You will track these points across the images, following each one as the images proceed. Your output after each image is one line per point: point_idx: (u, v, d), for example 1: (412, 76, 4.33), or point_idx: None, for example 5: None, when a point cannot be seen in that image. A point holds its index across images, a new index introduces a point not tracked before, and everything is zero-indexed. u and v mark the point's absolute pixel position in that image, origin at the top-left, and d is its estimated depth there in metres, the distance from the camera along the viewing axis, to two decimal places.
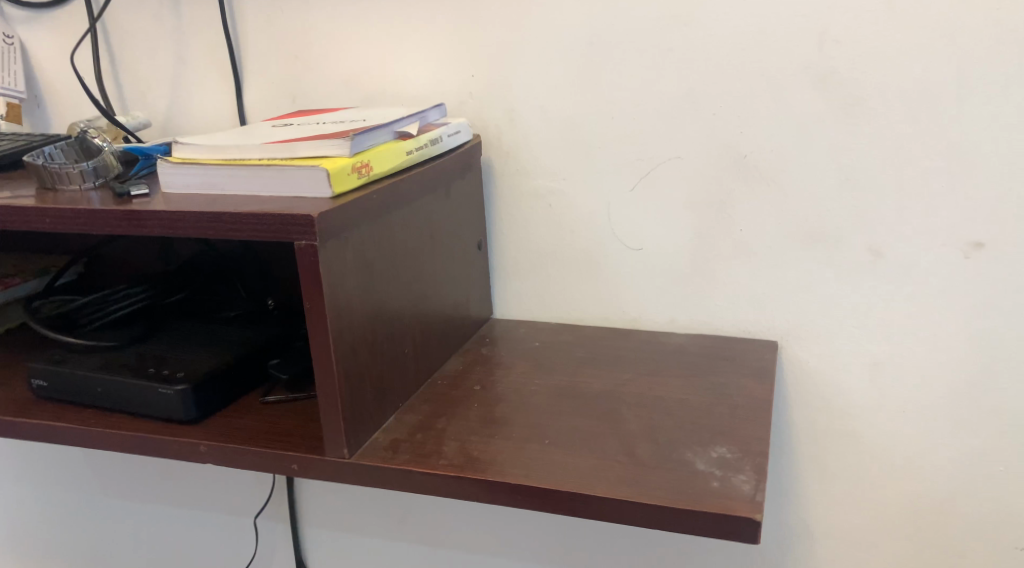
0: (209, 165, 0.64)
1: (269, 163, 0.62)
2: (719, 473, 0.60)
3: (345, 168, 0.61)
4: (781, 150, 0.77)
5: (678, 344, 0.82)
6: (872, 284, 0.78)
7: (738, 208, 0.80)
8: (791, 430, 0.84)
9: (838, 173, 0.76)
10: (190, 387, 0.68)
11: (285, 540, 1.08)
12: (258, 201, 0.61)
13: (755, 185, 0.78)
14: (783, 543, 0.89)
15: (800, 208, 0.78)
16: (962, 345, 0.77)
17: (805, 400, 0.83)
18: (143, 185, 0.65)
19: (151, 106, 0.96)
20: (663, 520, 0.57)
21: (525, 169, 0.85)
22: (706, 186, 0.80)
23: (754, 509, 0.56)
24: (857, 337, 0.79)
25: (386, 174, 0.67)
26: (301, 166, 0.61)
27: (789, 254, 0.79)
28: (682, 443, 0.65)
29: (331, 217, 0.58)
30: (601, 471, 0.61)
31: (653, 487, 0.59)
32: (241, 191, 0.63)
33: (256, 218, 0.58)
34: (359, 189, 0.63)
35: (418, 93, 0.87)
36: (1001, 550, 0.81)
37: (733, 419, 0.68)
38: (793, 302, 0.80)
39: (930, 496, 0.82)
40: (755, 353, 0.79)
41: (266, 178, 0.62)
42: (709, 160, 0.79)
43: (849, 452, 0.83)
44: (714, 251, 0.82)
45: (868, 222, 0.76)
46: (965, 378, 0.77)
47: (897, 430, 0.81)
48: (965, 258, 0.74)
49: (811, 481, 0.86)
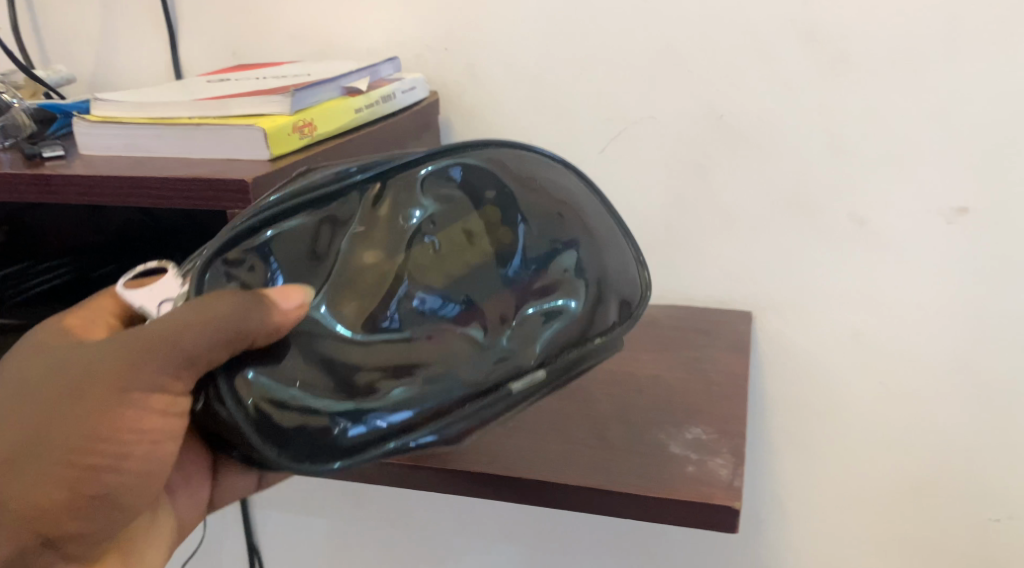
0: (133, 124, 0.57)
1: (199, 122, 0.55)
2: (696, 457, 0.57)
3: (285, 127, 0.55)
4: (760, 111, 0.72)
5: (649, 317, 0.78)
6: (854, 251, 0.74)
7: (714, 173, 0.75)
8: (765, 403, 0.81)
9: (822, 135, 0.71)
10: None
11: (238, 523, 1.03)
12: (189, 164, 0.55)
13: (732, 146, 0.74)
14: (755, 518, 0.86)
15: (780, 172, 0.73)
16: (944, 315, 0.73)
17: (780, 372, 0.80)
18: (59, 146, 0.59)
19: (78, 59, 0.88)
20: (636, 509, 0.53)
21: (488, 131, 0.80)
22: (680, 150, 0.75)
23: (733, 496, 0.53)
24: (835, 307, 0.76)
25: (333, 134, 0.61)
26: (235, 125, 0.54)
27: (767, 221, 0.75)
28: (656, 424, 0.60)
29: (267, 182, 0.52)
30: (570, 456, 0.57)
31: (625, 474, 0.55)
32: (169, 153, 0.57)
33: (186, 183, 0.52)
34: (302, 151, 0.57)
35: (371, 47, 0.80)
36: (977, 522, 0.79)
37: (709, 396, 0.64)
38: (770, 272, 0.77)
39: (907, 469, 0.79)
40: (729, 325, 0.75)
41: (197, 138, 0.56)
42: (684, 121, 0.74)
43: (823, 427, 0.80)
44: (688, 218, 0.77)
45: (852, 187, 0.72)
46: (946, 350, 0.74)
47: (876, 403, 0.78)
48: (949, 224, 0.71)
49: (784, 455, 0.83)
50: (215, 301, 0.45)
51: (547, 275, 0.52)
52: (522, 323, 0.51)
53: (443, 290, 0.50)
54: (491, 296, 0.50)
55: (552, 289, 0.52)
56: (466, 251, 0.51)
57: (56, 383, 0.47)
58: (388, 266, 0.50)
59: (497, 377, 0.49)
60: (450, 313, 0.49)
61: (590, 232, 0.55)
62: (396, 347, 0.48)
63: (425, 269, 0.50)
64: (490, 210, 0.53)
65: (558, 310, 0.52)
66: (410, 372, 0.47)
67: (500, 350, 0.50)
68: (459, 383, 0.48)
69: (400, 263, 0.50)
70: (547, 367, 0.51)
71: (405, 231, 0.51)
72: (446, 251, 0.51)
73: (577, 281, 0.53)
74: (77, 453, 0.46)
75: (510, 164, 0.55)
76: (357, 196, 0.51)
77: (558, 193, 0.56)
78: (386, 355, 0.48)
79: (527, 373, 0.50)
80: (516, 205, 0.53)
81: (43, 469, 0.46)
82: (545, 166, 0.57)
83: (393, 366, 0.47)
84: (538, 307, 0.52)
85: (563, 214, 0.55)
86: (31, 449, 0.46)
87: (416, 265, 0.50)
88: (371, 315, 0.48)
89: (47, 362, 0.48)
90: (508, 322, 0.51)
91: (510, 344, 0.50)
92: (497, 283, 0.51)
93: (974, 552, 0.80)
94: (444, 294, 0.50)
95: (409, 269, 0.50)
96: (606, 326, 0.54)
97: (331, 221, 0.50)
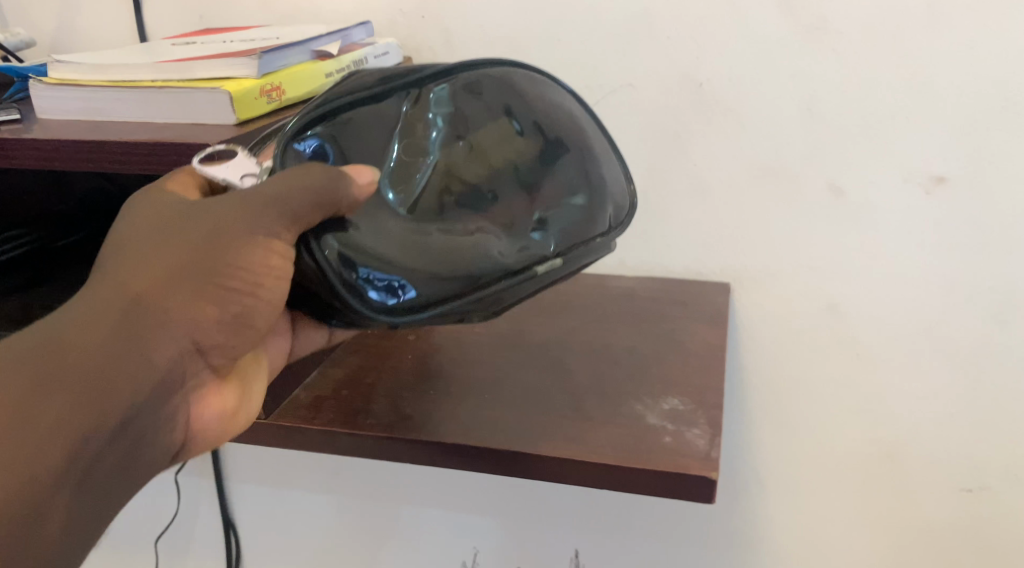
0: (92, 87, 0.55)
1: (161, 84, 0.53)
2: (672, 427, 0.56)
3: (251, 91, 0.53)
4: (738, 78, 0.71)
5: (626, 288, 0.77)
6: (832, 222, 0.73)
7: (692, 141, 0.74)
8: (742, 375, 0.81)
9: (800, 103, 0.70)
10: None
11: (211, 498, 1.02)
12: (151, 128, 0.53)
13: (710, 115, 0.73)
14: (731, 490, 0.86)
15: (758, 141, 0.72)
16: (920, 285, 0.73)
17: (757, 344, 0.80)
18: (15, 110, 0.56)
19: (37, 24, 0.85)
20: (612, 480, 0.53)
21: None
22: (657, 119, 0.74)
23: (710, 466, 0.52)
24: (812, 278, 0.76)
25: (302, 99, 0.59)
26: (199, 88, 0.52)
27: (745, 191, 0.74)
28: (632, 394, 0.60)
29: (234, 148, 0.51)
30: (546, 427, 0.56)
31: (602, 445, 0.54)
32: (130, 117, 0.55)
33: (148, 149, 0.50)
34: (269, 116, 0.55)
35: (342, 11, 0.78)
36: (950, 491, 0.80)
37: (686, 367, 0.63)
38: (747, 242, 0.76)
39: (882, 440, 0.80)
40: (706, 296, 0.75)
41: (159, 102, 0.54)
42: (662, 88, 0.73)
43: (800, 399, 0.80)
44: (666, 188, 0.76)
45: (830, 156, 0.71)
46: (922, 320, 0.74)
47: (852, 374, 0.78)
48: (926, 195, 0.70)
49: (760, 427, 0.83)
50: (306, 168, 0.46)
51: (562, 178, 0.55)
52: (545, 221, 0.54)
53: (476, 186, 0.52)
54: (521, 190, 0.53)
55: (567, 192, 0.55)
56: (500, 149, 0.53)
57: (186, 237, 0.46)
58: (431, 163, 0.51)
59: (525, 265, 0.52)
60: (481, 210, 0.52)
61: (592, 147, 0.58)
62: (445, 226, 0.51)
63: (469, 166, 0.52)
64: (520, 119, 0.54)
65: (575, 208, 0.55)
66: (456, 250, 0.50)
67: (528, 238, 0.53)
68: (488, 271, 0.51)
69: (443, 158, 0.51)
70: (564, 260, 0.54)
71: (442, 132, 0.52)
72: (486, 146, 0.53)
73: (588, 193, 0.56)
74: (217, 307, 0.47)
75: (522, 83, 0.56)
76: (399, 99, 0.52)
77: (573, 115, 0.58)
78: (436, 234, 0.50)
79: (551, 259, 0.53)
80: (542, 120, 0.55)
81: (180, 325, 0.46)
82: (561, 92, 0.59)
83: (441, 243, 0.50)
84: (557, 205, 0.54)
85: (579, 133, 0.57)
86: (173, 302, 0.45)
87: (454, 162, 0.52)
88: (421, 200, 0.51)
89: (163, 216, 0.47)
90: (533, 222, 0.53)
91: (535, 236, 0.53)
92: (527, 180, 0.53)
93: (946, 521, 0.81)
94: (478, 187, 0.52)
95: (451, 164, 0.51)
96: (604, 229, 0.57)
97: (384, 116, 0.51)
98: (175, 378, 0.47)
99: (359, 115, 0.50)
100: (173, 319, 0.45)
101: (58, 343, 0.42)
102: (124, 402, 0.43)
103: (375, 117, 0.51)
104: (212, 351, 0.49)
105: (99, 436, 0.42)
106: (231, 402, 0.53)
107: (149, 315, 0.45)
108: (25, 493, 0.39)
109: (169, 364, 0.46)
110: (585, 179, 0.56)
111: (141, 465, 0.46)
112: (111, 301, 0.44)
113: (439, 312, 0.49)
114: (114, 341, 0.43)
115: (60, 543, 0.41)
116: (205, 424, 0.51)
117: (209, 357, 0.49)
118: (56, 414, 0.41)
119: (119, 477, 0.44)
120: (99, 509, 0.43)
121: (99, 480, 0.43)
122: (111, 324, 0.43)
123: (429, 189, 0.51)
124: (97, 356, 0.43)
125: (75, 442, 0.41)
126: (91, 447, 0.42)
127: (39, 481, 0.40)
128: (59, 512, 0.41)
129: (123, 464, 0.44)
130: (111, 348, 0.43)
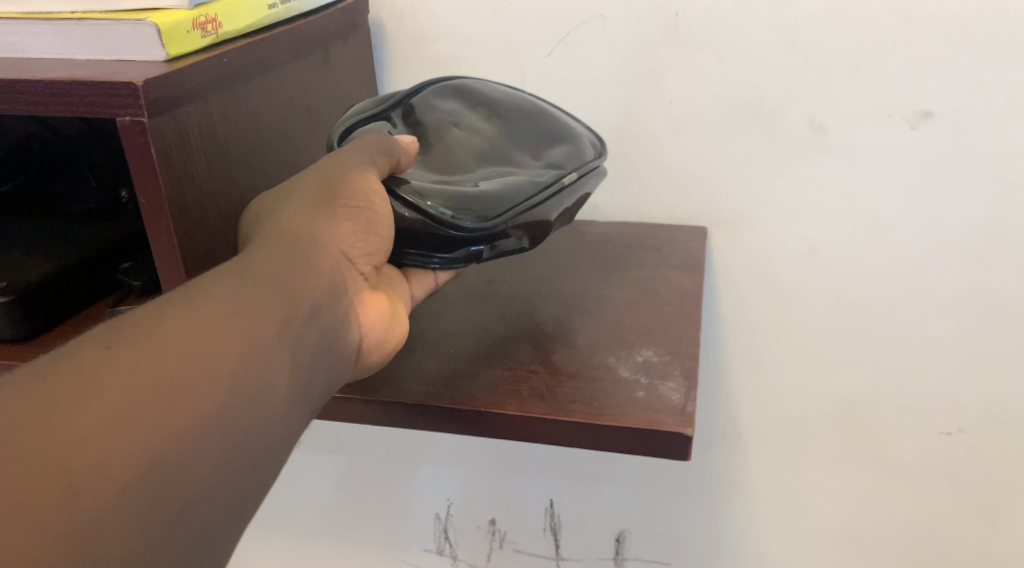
0: (3, 20, 0.49)
1: (82, 17, 0.48)
2: (646, 380, 0.53)
3: (182, 23, 0.48)
4: (714, 8, 0.67)
5: (599, 234, 0.74)
6: (812, 161, 0.70)
7: (667, 77, 0.70)
8: (719, 323, 0.79)
9: (779, 34, 0.66)
10: (16, 298, 0.55)
11: None
12: (70, 66, 0.48)
13: (685, 46, 0.68)
14: (708, 438, 0.85)
15: (734, 76, 0.69)
16: (902, 226, 0.71)
17: (735, 289, 0.77)
18: None
19: None
20: (583, 438, 0.50)
21: (423, 32, 0.73)
22: (631, 51, 0.70)
23: (685, 421, 0.50)
24: (792, 219, 0.73)
25: (242, 34, 0.54)
26: (123, 20, 0.47)
27: (723, 130, 0.71)
28: (604, 346, 0.57)
29: (162, 86, 0.46)
30: (512, 384, 0.53)
31: (572, 401, 0.52)
32: (49, 54, 0.50)
33: (66, 87, 0.45)
34: (205, 51, 0.50)
35: None
36: (929, 435, 0.78)
37: (661, 316, 0.61)
38: (726, 183, 0.73)
39: (860, 385, 0.78)
40: (682, 241, 0.72)
41: (80, 36, 0.49)
42: (635, 19, 0.68)
43: (777, 344, 0.78)
44: (638, 125, 0.72)
45: (810, 90, 0.68)
46: (903, 263, 0.72)
47: (831, 318, 0.76)
48: (912, 129, 0.67)
49: (737, 374, 0.81)
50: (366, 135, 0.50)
51: (545, 130, 0.59)
52: (547, 158, 0.57)
53: (483, 154, 0.55)
54: (516, 146, 0.57)
55: (553, 139, 0.58)
56: (483, 128, 0.57)
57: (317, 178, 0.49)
58: (439, 146, 0.54)
59: (553, 178, 0.54)
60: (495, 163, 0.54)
61: (552, 109, 0.62)
62: (483, 172, 0.53)
63: (474, 139, 0.56)
64: (483, 100, 0.59)
65: (563, 145, 0.58)
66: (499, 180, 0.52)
67: (546, 168, 0.55)
68: (530, 185, 0.52)
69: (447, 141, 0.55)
70: (581, 170, 0.56)
71: (433, 127, 0.56)
72: (471, 128, 0.57)
73: (568, 133, 0.60)
74: (356, 224, 0.48)
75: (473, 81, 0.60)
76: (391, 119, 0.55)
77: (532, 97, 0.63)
78: (479, 176, 0.52)
79: (570, 172, 0.55)
80: (503, 96, 0.60)
81: (327, 247, 0.47)
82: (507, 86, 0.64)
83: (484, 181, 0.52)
84: (549, 148, 0.58)
85: (540, 102, 0.62)
86: (325, 225, 0.48)
87: (455, 141, 0.55)
88: (451, 166, 0.53)
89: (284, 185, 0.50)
90: (539, 161, 0.56)
91: (548, 165, 0.55)
92: (520, 138, 0.57)
93: (926, 465, 0.80)
94: (485, 151, 0.55)
95: (454, 142, 0.55)
96: (596, 150, 0.60)
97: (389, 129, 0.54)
98: (340, 289, 0.47)
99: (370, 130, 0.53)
100: (324, 243, 0.47)
101: (235, 262, 0.44)
102: (305, 297, 0.44)
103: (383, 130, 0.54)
104: (360, 265, 0.49)
105: (297, 322, 0.43)
106: (387, 306, 0.51)
107: (310, 236, 0.47)
108: (246, 372, 0.40)
109: (335, 275, 0.47)
110: (561, 125, 0.60)
111: (330, 366, 0.46)
112: (276, 231, 0.46)
113: (517, 216, 0.50)
114: (282, 256, 0.45)
115: (283, 413, 0.42)
116: (369, 337, 0.50)
117: (360, 270, 0.49)
118: (254, 304, 0.42)
119: (320, 365, 0.45)
120: (310, 386, 0.44)
121: (303, 368, 0.43)
122: (273, 246, 0.45)
123: (451, 158, 0.54)
124: (279, 262, 0.44)
125: (277, 327, 0.42)
126: (293, 329, 0.43)
127: (255, 360, 0.40)
128: (277, 387, 0.41)
129: (321, 353, 0.45)
130: (284, 258, 0.45)
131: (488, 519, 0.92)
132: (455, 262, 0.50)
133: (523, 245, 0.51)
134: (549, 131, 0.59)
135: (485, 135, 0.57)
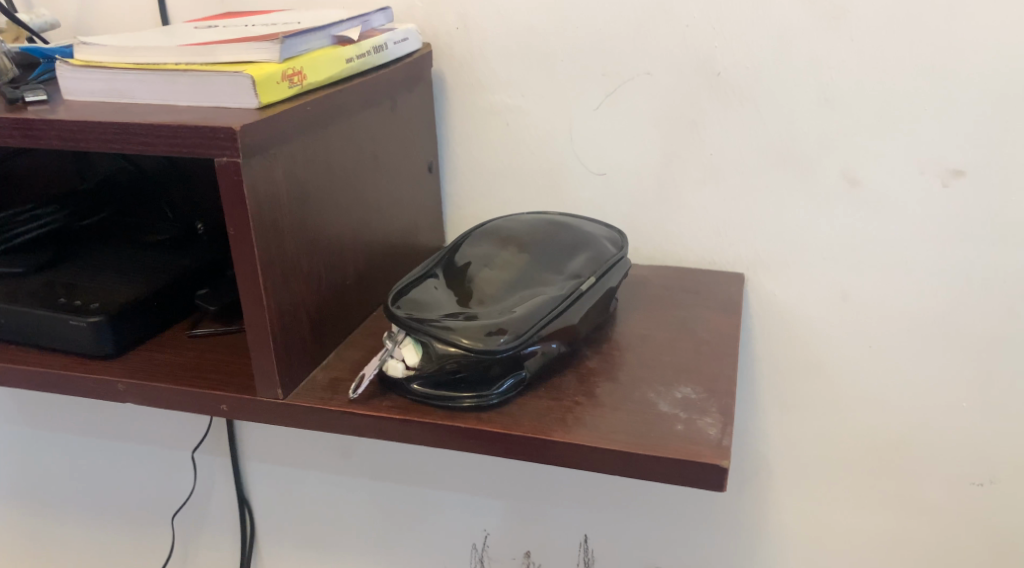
0: (117, 70, 0.56)
1: (185, 68, 0.54)
2: (684, 415, 0.57)
3: (273, 75, 0.54)
4: (756, 67, 0.71)
5: (639, 276, 0.77)
6: (848, 213, 0.73)
7: (709, 130, 0.74)
8: (755, 364, 0.81)
9: (817, 93, 0.70)
10: (107, 318, 0.61)
11: (226, 475, 1.03)
12: (173, 111, 0.54)
13: (727, 101, 0.73)
14: (741, 478, 0.87)
15: (772, 131, 0.73)
16: (933, 278, 0.73)
17: (770, 332, 0.80)
18: (41, 91, 0.58)
19: None
20: (623, 465, 0.53)
21: (480, 84, 0.78)
22: (677, 105, 0.74)
23: (721, 454, 0.53)
24: (826, 269, 0.76)
25: (323, 84, 0.59)
26: (222, 72, 0.53)
27: (761, 181, 0.75)
28: (645, 382, 0.60)
29: (255, 130, 0.51)
30: (556, 413, 0.57)
31: (614, 431, 0.55)
32: (153, 99, 0.56)
33: (170, 130, 0.51)
34: (291, 100, 0.56)
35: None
36: (960, 484, 0.80)
37: (699, 356, 0.64)
38: (763, 232, 0.76)
39: (891, 432, 0.80)
40: (720, 285, 0.75)
41: (182, 85, 0.55)
42: (681, 78, 0.73)
43: (810, 388, 0.81)
44: (679, 174, 0.76)
45: (843, 145, 0.71)
46: (935, 313, 0.74)
47: (862, 365, 0.78)
48: (944, 186, 0.70)
49: (771, 415, 0.83)
50: None
51: (565, 241, 0.66)
52: (568, 262, 0.64)
53: (512, 266, 0.63)
54: (541, 252, 0.64)
55: (575, 245, 0.66)
56: (509, 243, 0.65)
57: None
58: (473, 270, 0.63)
59: (571, 286, 0.61)
60: (524, 271, 0.62)
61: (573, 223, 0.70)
62: (515, 294, 0.60)
63: (506, 261, 0.63)
64: (510, 226, 0.68)
65: (583, 250, 0.66)
66: (525, 297, 0.60)
67: (566, 278, 0.62)
68: (550, 295, 0.60)
69: (480, 262, 0.64)
70: (597, 276, 0.63)
71: (469, 258, 0.65)
72: (499, 247, 0.65)
73: (590, 240, 0.67)
74: None
75: (504, 220, 0.70)
76: (433, 275, 0.64)
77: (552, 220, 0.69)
78: (511, 300, 0.59)
79: (587, 279, 0.63)
80: (530, 222, 0.69)
81: None
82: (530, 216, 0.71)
83: (512, 299, 0.60)
84: (571, 254, 0.65)
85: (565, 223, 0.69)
86: None
87: (488, 262, 0.64)
88: (492, 292, 0.60)
89: None
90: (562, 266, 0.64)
91: (569, 271, 0.63)
92: (545, 249, 0.65)
93: (956, 513, 0.81)
94: (513, 263, 0.63)
95: (487, 263, 0.64)
96: (615, 251, 0.67)
97: (433, 281, 0.63)
98: None
99: (415, 296, 0.61)
100: None
101: None
102: None
103: (428, 284, 0.63)
104: None
105: None
106: None
107: None
108: None
109: None
110: (583, 236, 0.68)
111: None
112: None
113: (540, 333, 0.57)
114: None
115: None
116: None
117: None
118: None
119: None
120: None
121: None
122: None
123: (486, 284, 0.61)
124: None
125: None
126: None
127: None
128: None
129: None
130: None
131: (523, 551, 0.95)
132: (509, 392, 0.58)
133: (554, 348, 0.59)
134: (572, 238, 0.67)
135: (514, 253, 0.64)
